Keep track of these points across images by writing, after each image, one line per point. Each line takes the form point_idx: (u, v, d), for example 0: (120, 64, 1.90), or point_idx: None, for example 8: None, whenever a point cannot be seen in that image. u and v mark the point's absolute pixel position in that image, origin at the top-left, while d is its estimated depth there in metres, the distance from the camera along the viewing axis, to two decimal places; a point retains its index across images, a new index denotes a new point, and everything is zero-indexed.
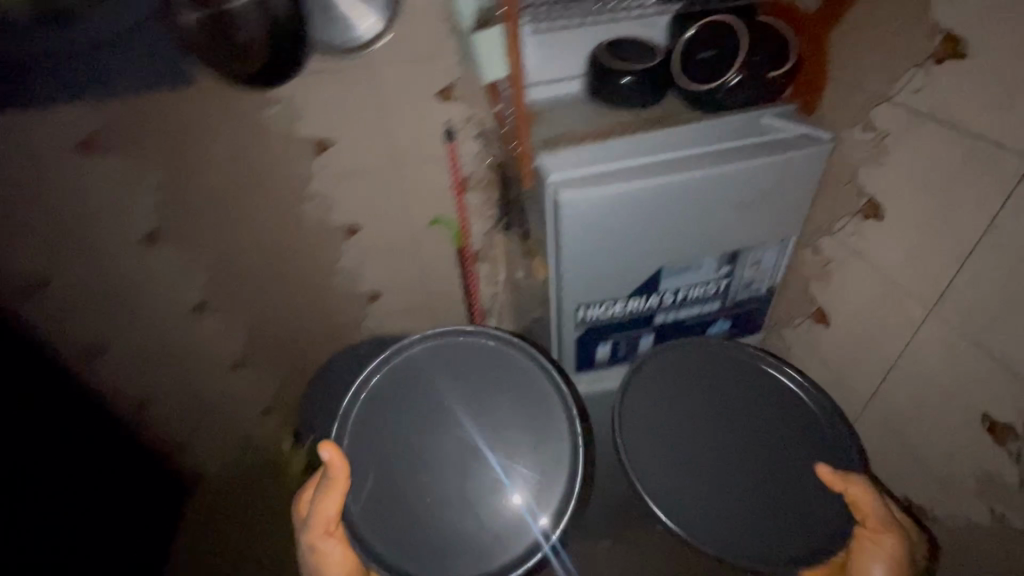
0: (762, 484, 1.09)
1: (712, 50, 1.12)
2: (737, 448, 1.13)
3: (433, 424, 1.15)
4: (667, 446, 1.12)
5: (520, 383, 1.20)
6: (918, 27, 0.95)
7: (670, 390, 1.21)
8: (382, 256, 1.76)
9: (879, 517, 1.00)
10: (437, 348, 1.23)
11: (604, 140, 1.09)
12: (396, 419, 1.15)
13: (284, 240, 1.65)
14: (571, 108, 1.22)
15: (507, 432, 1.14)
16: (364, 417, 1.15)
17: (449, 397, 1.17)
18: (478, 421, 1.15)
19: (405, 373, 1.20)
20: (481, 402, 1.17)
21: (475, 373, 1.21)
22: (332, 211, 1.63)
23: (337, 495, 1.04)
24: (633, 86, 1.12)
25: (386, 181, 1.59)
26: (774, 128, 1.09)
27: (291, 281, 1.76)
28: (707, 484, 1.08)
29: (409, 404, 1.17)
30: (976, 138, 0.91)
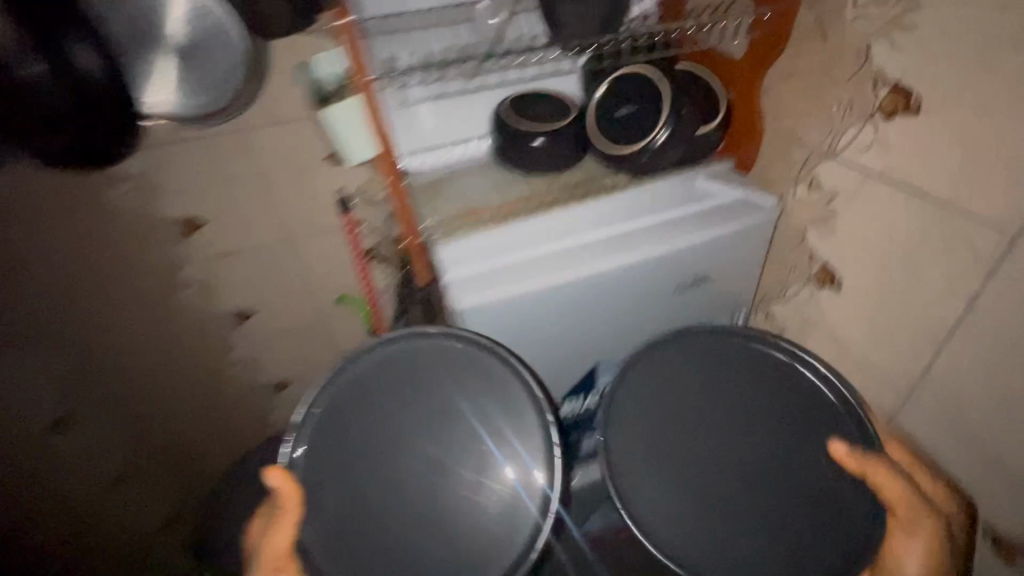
0: (754, 425, 0.87)
1: (633, 103, 0.96)
2: (727, 407, 0.89)
3: (393, 456, 0.83)
4: (656, 437, 0.86)
5: (500, 385, 0.86)
6: (859, 80, 0.89)
7: (663, 409, 0.89)
8: (288, 340, 1.53)
9: (915, 522, 0.72)
10: (388, 357, 0.89)
11: (520, 220, 0.93)
12: (349, 443, 0.83)
13: (173, 330, 1.40)
14: (479, 174, 1.04)
15: (498, 451, 0.83)
16: (309, 458, 0.82)
17: (406, 407, 0.85)
18: (453, 441, 0.84)
19: (345, 394, 0.86)
20: (455, 414, 0.85)
21: (439, 380, 0.87)
22: (220, 295, 1.38)
23: (289, 521, 0.73)
24: (544, 150, 0.94)
25: (285, 259, 1.37)
26: (712, 191, 1.00)
27: (188, 377, 1.49)
28: (710, 471, 0.83)
29: (357, 432, 0.84)
30: (939, 206, 0.84)
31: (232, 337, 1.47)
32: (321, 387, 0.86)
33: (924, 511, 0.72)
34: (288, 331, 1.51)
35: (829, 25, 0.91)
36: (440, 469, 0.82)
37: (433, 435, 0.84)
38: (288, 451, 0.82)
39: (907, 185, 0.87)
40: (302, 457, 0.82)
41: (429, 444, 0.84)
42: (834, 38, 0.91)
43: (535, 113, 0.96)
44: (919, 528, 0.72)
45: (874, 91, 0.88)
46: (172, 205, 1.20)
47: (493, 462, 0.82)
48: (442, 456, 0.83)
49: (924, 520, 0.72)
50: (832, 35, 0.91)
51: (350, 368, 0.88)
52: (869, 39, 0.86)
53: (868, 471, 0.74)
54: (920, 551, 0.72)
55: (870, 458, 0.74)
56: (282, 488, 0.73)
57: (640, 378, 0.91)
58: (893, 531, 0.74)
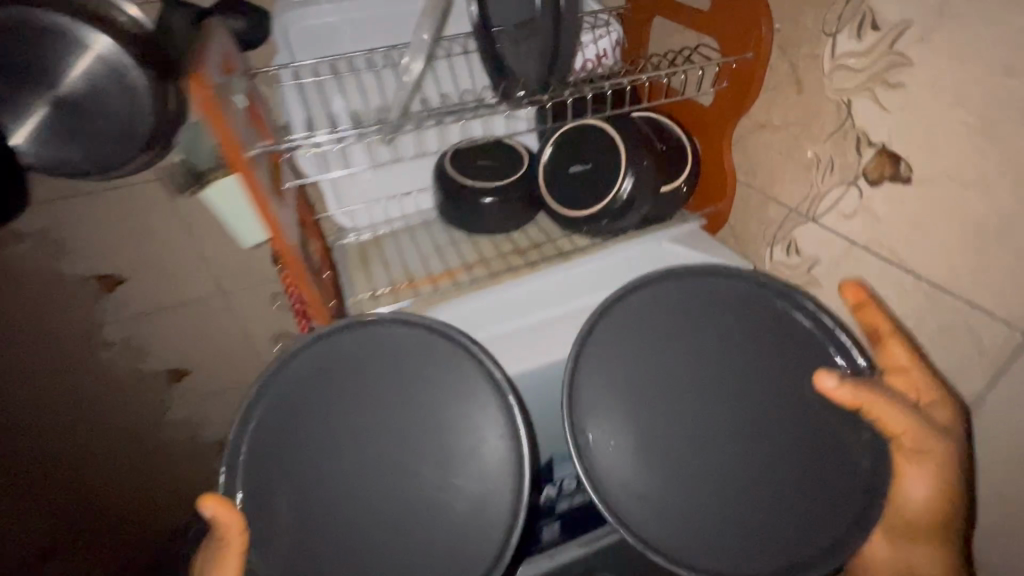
0: (750, 355, 0.67)
1: (585, 161, 0.80)
2: (719, 337, 0.68)
3: (339, 459, 0.68)
4: (636, 428, 0.66)
5: (461, 371, 0.70)
6: (833, 135, 0.65)
7: (626, 343, 0.68)
8: (234, 393, 1.39)
9: (922, 484, 0.60)
10: (308, 363, 0.70)
11: (448, 287, 0.79)
12: (300, 446, 0.67)
13: (104, 391, 1.26)
14: (424, 231, 0.90)
15: (465, 446, 0.69)
16: (253, 475, 0.66)
17: (338, 411, 0.69)
18: (414, 438, 0.69)
19: (285, 391, 0.69)
20: (407, 403, 0.69)
21: (383, 369, 0.70)
22: (151, 353, 1.25)
23: (236, 544, 0.62)
24: (488, 212, 0.82)
25: (218, 310, 1.24)
26: (680, 252, 0.81)
27: (119, 442, 1.34)
28: (699, 443, 0.65)
29: (311, 435, 0.68)
30: (949, 304, 0.59)
31: (169, 395, 1.33)
32: (261, 377, 0.68)
33: (937, 458, 0.60)
34: (234, 383, 1.37)
35: (805, 71, 0.66)
36: (398, 472, 0.68)
37: (383, 431, 0.69)
38: (228, 465, 0.66)
39: (897, 277, 0.63)
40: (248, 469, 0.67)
41: (381, 442, 0.68)
42: (811, 91, 0.66)
43: (474, 172, 0.83)
44: (929, 485, 0.60)
45: (857, 153, 0.63)
46: (82, 262, 1.07)
47: (462, 458, 0.68)
48: (403, 458, 0.68)
49: (934, 473, 0.60)
50: (807, 87, 0.66)
51: (286, 356, 0.69)
52: (849, 95, 0.62)
53: (872, 413, 0.60)
54: (927, 472, 0.60)
55: (877, 397, 0.59)
56: (217, 513, 0.61)
57: (608, 347, 0.68)
58: (898, 468, 0.61)
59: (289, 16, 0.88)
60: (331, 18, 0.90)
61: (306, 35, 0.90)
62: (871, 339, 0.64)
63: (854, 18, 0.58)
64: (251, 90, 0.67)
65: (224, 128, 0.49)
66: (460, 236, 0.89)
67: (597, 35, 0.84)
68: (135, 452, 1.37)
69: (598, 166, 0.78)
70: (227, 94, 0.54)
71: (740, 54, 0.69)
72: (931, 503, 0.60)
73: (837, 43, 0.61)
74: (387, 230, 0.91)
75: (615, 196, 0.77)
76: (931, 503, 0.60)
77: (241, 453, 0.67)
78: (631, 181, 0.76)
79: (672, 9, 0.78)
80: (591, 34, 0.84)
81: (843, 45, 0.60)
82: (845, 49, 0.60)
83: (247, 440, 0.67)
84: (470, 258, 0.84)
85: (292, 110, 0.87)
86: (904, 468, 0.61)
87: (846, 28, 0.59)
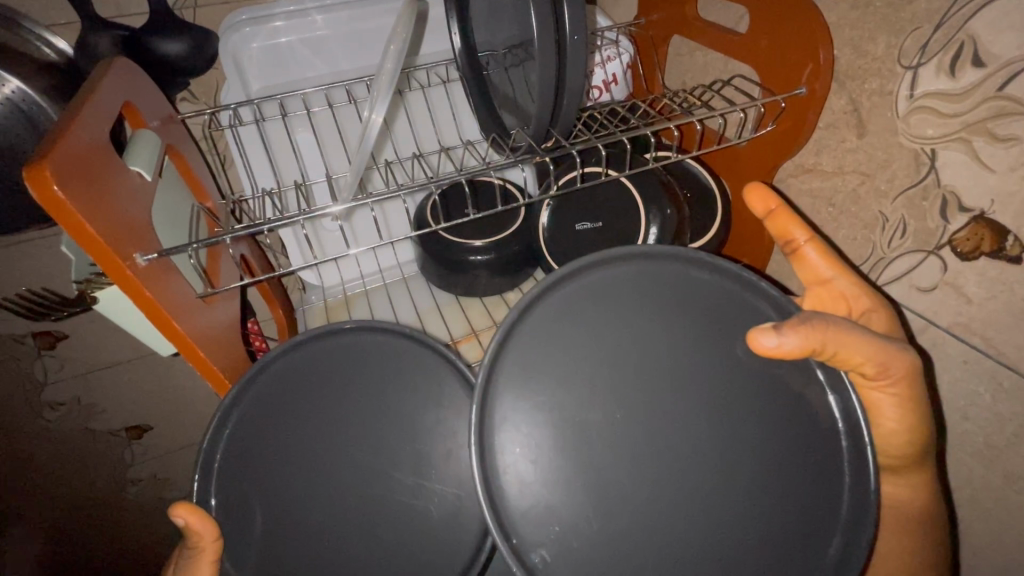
0: (763, 379, 0.45)
1: (595, 219, 0.65)
2: (725, 353, 0.46)
3: (290, 493, 0.49)
4: (589, 477, 0.44)
5: (439, 377, 0.53)
6: (915, 189, 0.50)
7: (567, 366, 0.45)
8: (180, 461, 1.17)
9: (888, 419, 0.43)
10: (258, 388, 0.52)
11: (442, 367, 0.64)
12: (262, 466, 0.50)
13: (46, 457, 1.04)
14: (402, 290, 0.76)
15: (454, 448, 0.52)
16: (217, 502, 0.48)
17: (285, 438, 0.50)
18: (390, 452, 0.51)
19: (248, 409, 0.51)
20: (372, 411, 0.52)
21: (331, 377, 0.53)
22: (79, 420, 1.01)
23: (213, 558, 0.45)
24: (477, 274, 0.68)
25: (156, 378, 1.00)
26: None
27: (65, 516, 1.12)
28: (692, 490, 0.44)
29: (269, 458, 0.50)
30: None
31: (132, 456, 1.12)
32: (219, 407, 0.50)
33: (912, 387, 0.42)
34: (195, 442, 1.15)
35: (869, 112, 0.52)
36: (378, 500, 0.50)
37: (339, 445, 0.51)
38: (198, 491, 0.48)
39: (985, 373, 0.49)
40: (209, 494, 0.48)
41: (338, 466, 0.50)
42: (877, 136, 0.52)
43: (462, 227, 0.69)
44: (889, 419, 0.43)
45: (941, 217, 0.49)
46: (7, 323, 0.84)
47: (460, 468, 0.51)
48: (379, 484, 0.51)
49: (897, 405, 0.43)
50: (873, 130, 0.52)
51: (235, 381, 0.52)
52: (933, 145, 0.48)
53: (828, 351, 0.41)
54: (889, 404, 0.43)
55: (825, 328, 0.41)
56: (192, 521, 0.43)
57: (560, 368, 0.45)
58: (867, 402, 0.44)
59: (232, 36, 0.66)
60: (285, 37, 0.68)
61: (257, 60, 0.68)
62: (784, 251, 0.48)
63: (946, 50, 0.45)
64: (167, 142, 0.52)
65: (94, 234, 0.34)
66: (445, 295, 0.75)
67: (606, 55, 0.71)
68: (91, 521, 1.16)
69: (611, 227, 0.64)
70: (115, 168, 0.40)
71: (791, 91, 0.56)
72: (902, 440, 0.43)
73: (919, 80, 0.47)
74: (359, 288, 0.77)
75: None
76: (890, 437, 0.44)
77: (210, 475, 0.49)
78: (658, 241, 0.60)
79: (694, 28, 0.65)
80: (599, 53, 0.71)
81: (928, 83, 0.47)
82: (928, 89, 0.47)
83: (207, 468, 0.49)
84: (459, 330, 0.70)
85: (235, 155, 0.66)
86: (873, 404, 0.43)
87: (932, 62, 0.46)
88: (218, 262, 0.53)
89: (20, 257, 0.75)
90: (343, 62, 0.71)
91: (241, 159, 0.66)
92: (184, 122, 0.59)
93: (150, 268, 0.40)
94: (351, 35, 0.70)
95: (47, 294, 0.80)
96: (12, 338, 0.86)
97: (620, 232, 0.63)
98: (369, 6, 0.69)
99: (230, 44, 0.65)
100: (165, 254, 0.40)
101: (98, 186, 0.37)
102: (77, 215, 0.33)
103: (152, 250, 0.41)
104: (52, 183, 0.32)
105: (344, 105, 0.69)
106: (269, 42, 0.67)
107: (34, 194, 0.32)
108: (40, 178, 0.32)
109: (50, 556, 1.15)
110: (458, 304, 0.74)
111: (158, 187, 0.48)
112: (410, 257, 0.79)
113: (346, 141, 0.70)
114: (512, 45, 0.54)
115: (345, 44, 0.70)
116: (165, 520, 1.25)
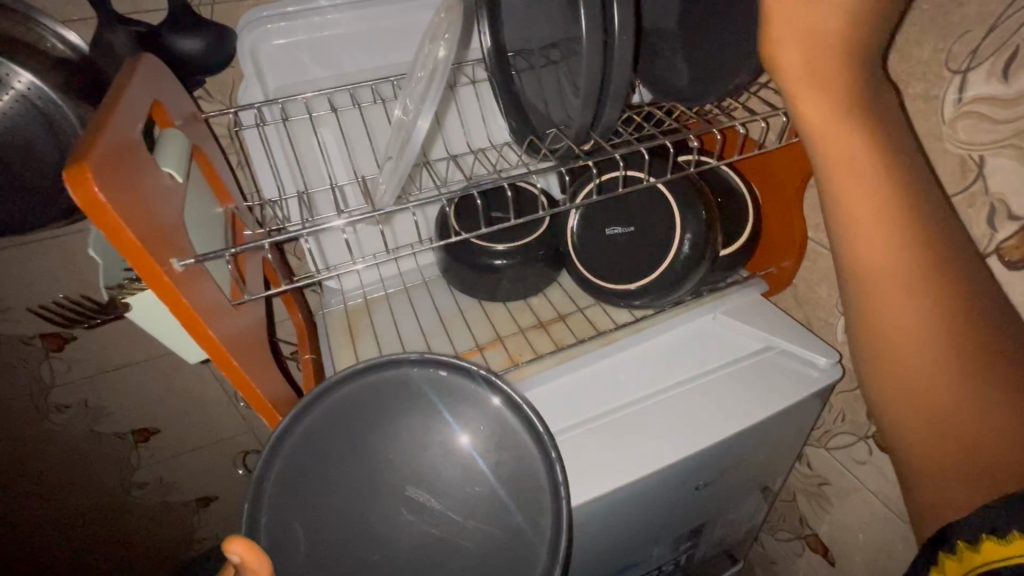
0: None
1: (626, 224, 0.64)
2: None
3: (339, 526, 0.49)
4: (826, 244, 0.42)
5: (495, 413, 0.53)
6: (960, 194, 0.50)
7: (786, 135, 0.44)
8: (185, 466, 1.14)
9: (823, 61, 0.35)
10: (316, 419, 0.51)
11: (532, 362, 0.63)
12: (315, 493, 0.50)
13: (52, 459, 1.01)
14: (423, 294, 0.75)
15: (509, 487, 0.51)
16: (264, 524, 0.48)
17: (342, 468, 0.51)
18: (446, 489, 0.51)
19: (301, 439, 0.51)
20: (430, 447, 0.52)
21: (388, 409, 0.53)
22: (83, 424, 0.99)
23: None
24: (503, 278, 0.67)
25: (164, 383, 0.98)
26: (750, 319, 0.65)
27: (69, 519, 1.09)
28: None
29: (324, 487, 0.50)
30: None
31: (138, 459, 1.08)
32: (274, 434, 0.49)
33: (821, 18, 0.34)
34: (201, 448, 1.12)
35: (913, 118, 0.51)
36: (433, 538, 0.50)
37: (394, 479, 0.51)
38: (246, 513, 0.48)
39: None
40: (259, 514, 0.48)
41: (395, 502, 0.50)
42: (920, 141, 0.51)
43: (487, 230, 0.67)
44: (846, 71, 0.36)
45: (988, 224, 0.49)
46: (16, 323, 0.81)
47: (517, 510, 0.50)
48: (434, 522, 0.50)
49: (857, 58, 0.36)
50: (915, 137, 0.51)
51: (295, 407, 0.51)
52: (982, 150, 0.47)
53: None
54: (802, 34, 0.35)
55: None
56: (249, 559, 0.37)
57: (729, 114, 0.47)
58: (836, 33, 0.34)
59: (252, 32, 0.64)
60: (306, 35, 0.66)
61: (278, 58, 0.66)
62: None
63: (998, 54, 0.44)
64: (193, 142, 0.51)
65: (132, 236, 0.33)
66: (468, 300, 0.74)
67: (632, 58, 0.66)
68: (97, 524, 1.13)
69: (644, 233, 0.63)
70: (149, 167, 0.38)
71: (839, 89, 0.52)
72: (869, 118, 0.37)
73: (968, 83, 0.46)
74: (381, 292, 0.75)
75: (673, 259, 0.60)
76: (841, 107, 0.36)
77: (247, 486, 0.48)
78: (696, 244, 0.59)
79: None
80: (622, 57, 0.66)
81: (979, 86, 0.46)
82: (979, 92, 0.46)
83: (258, 491, 0.49)
84: (484, 336, 0.69)
85: (260, 156, 0.65)
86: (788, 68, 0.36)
87: (984, 66, 0.45)
88: (246, 265, 0.52)
89: (32, 258, 0.73)
90: (368, 61, 0.69)
91: (266, 162, 0.65)
92: (207, 122, 0.58)
93: (187, 273, 0.38)
94: (376, 33, 0.68)
95: (82, 300, 0.80)
96: (20, 339, 0.84)
97: (653, 237, 0.62)
98: (396, 4, 0.68)
99: (254, 42, 0.64)
100: (201, 257, 0.39)
101: (135, 185, 0.35)
102: (115, 213, 0.32)
103: (187, 254, 0.40)
104: (93, 185, 0.31)
105: (371, 105, 0.67)
106: (292, 40, 0.66)
107: (73, 194, 0.31)
108: (83, 181, 0.31)
109: (55, 556, 1.13)
110: (481, 309, 0.73)
111: (188, 189, 0.46)
112: (431, 261, 0.78)
113: (372, 143, 0.69)
114: (550, 45, 0.53)
115: (369, 44, 0.69)
116: (169, 526, 1.22)
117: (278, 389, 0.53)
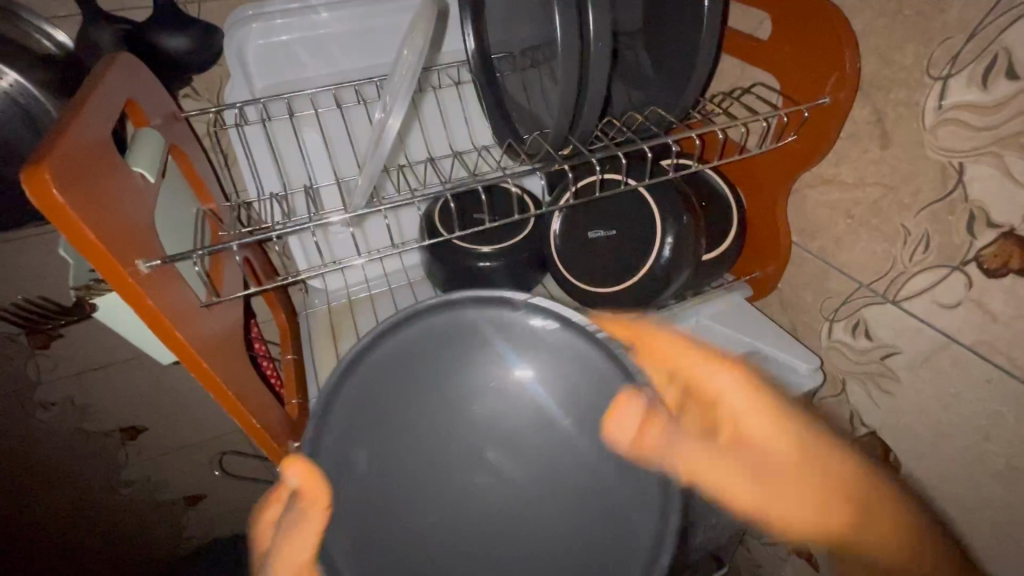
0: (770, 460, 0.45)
1: (609, 227, 0.64)
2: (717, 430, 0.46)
3: (410, 463, 0.50)
4: None
5: (588, 373, 0.53)
6: (940, 199, 0.49)
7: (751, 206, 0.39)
8: (173, 466, 1.14)
9: None
10: (413, 349, 0.53)
11: None
12: (395, 427, 0.51)
13: (41, 458, 1.01)
14: (408, 295, 0.74)
15: (591, 466, 0.51)
16: (335, 442, 0.49)
17: (429, 407, 0.52)
18: (525, 453, 0.52)
19: (388, 373, 0.52)
20: (519, 407, 0.53)
21: (479, 358, 0.54)
22: (70, 423, 0.98)
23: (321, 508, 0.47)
24: (487, 281, 0.66)
25: (152, 382, 0.97)
26: (729, 325, 0.67)
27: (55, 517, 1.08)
28: None
29: (404, 425, 0.51)
30: None
31: (125, 457, 1.08)
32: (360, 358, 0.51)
33: None
34: (190, 448, 1.12)
35: (894, 123, 0.51)
36: (503, 487, 0.50)
37: (476, 432, 0.52)
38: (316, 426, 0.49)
39: (1010, 393, 0.49)
40: (332, 428, 0.49)
41: (474, 455, 0.51)
42: (901, 148, 0.51)
43: (470, 233, 0.67)
44: None
45: (968, 233, 0.48)
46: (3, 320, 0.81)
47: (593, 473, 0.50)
48: (504, 475, 0.51)
49: None
50: (897, 143, 0.51)
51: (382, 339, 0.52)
52: (962, 157, 0.47)
53: None
54: None
55: None
56: (307, 478, 0.47)
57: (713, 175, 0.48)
58: None
59: (237, 31, 0.64)
60: (289, 34, 0.65)
61: (262, 57, 0.66)
62: None
63: (978, 61, 0.44)
64: (171, 141, 0.51)
65: (93, 240, 0.33)
66: None
67: None
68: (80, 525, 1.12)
69: (625, 235, 0.63)
70: (116, 167, 0.38)
71: (814, 100, 0.55)
72: None
73: (948, 90, 0.46)
74: (364, 292, 0.75)
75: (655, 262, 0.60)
76: None
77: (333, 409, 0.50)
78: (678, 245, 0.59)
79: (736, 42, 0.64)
80: None
81: (958, 94, 0.45)
82: (958, 100, 0.46)
83: (335, 409, 0.50)
84: None
85: (241, 155, 0.65)
86: None
87: (964, 73, 0.45)
88: (220, 265, 0.51)
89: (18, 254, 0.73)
90: (352, 62, 0.69)
91: (247, 160, 0.65)
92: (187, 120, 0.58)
93: (153, 275, 0.38)
94: (361, 34, 0.68)
95: (46, 302, 0.80)
96: (6, 337, 0.83)
97: (634, 239, 0.62)
98: (380, 4, 0.68)
99: (235, 40, 0.63)
100: (171, 260, 0.39)
101: (96, 186, 0.35)
102: (71, 216, 0.32)
103: (155, 256, 0.39)
104: (51, 188, 0.31)
105: (354, 105, 0.67)
106: (274, 39, 0.65)
107: (30, 198, 0.30)
108: (39, 183, 0.30)
109: None
110: None
111: (160, 190, 0.46)
112: (417, 262, 0.78)
113: (355, 145, 0.69)
114: (535, 47, 0.53)
115: (352, 44, 0.68)
116: (157, 525, 1.22)
117: (253, 389, 0.52)
